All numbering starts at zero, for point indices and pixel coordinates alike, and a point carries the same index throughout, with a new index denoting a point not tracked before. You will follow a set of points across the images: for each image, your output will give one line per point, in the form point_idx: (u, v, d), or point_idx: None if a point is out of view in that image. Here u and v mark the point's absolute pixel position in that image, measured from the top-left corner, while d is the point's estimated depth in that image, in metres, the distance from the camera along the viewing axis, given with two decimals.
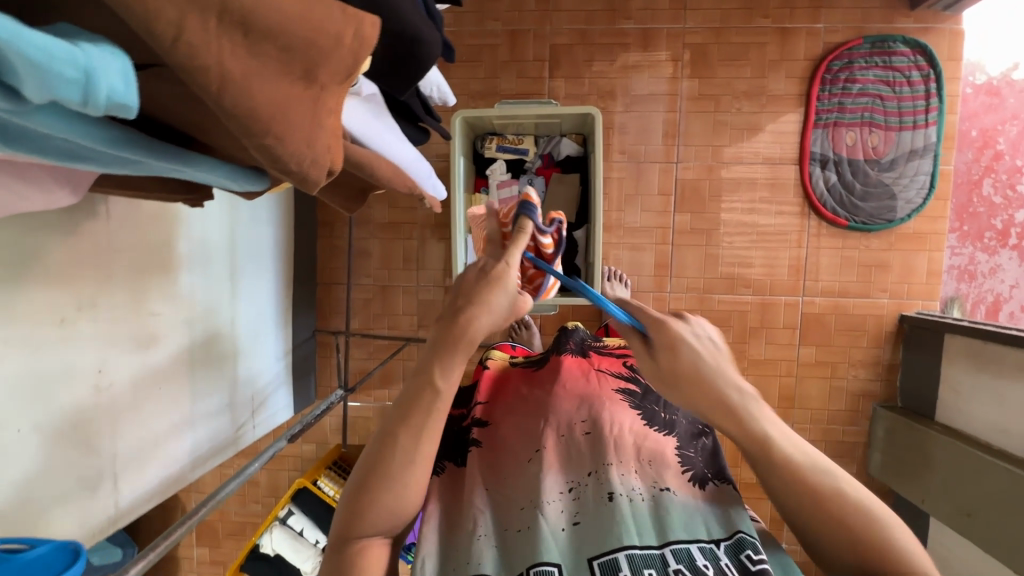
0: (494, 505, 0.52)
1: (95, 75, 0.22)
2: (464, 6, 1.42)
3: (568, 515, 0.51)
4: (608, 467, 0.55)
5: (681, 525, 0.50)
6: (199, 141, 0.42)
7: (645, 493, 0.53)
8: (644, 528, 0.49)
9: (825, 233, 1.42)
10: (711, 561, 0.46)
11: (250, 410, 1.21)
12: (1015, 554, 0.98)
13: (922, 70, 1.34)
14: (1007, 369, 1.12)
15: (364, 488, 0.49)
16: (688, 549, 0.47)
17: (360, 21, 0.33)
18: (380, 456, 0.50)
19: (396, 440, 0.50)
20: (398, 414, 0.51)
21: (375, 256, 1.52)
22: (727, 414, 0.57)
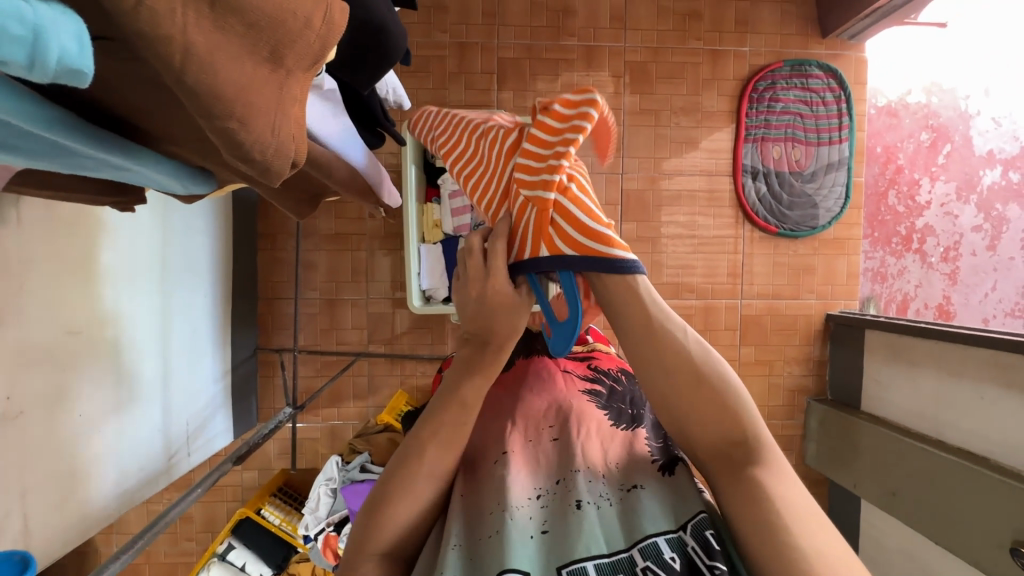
0: (464, 514, 0.50)
1: (45, 34, 0.20)
2: (412, 17, 1.42)
3: (536, 523, 0.50)
4: (575, 472, 0.53)
5: (649, 517, 0.49)
6: (145, 129, 0.39)
7: (613, 496, 0.52)
8: (613, 532, 0.48)
9: (757, 239, 1.52)
10: (678, 552, 0.45)
11: (185, 437, 1.12)
12: (941, 529, 1.07)
13: (834, 92, 1.48)
14: (919, 358, 1.24)
15: (382, 502, 0.48)
16: (655, 543, 0.46)
17: (329, 6, 0.32)
18: (408, 462, 0.49)
19: (428, 445, 0.49)
20: (426, 428, 0.50)
21: (322, 269, 1.46)
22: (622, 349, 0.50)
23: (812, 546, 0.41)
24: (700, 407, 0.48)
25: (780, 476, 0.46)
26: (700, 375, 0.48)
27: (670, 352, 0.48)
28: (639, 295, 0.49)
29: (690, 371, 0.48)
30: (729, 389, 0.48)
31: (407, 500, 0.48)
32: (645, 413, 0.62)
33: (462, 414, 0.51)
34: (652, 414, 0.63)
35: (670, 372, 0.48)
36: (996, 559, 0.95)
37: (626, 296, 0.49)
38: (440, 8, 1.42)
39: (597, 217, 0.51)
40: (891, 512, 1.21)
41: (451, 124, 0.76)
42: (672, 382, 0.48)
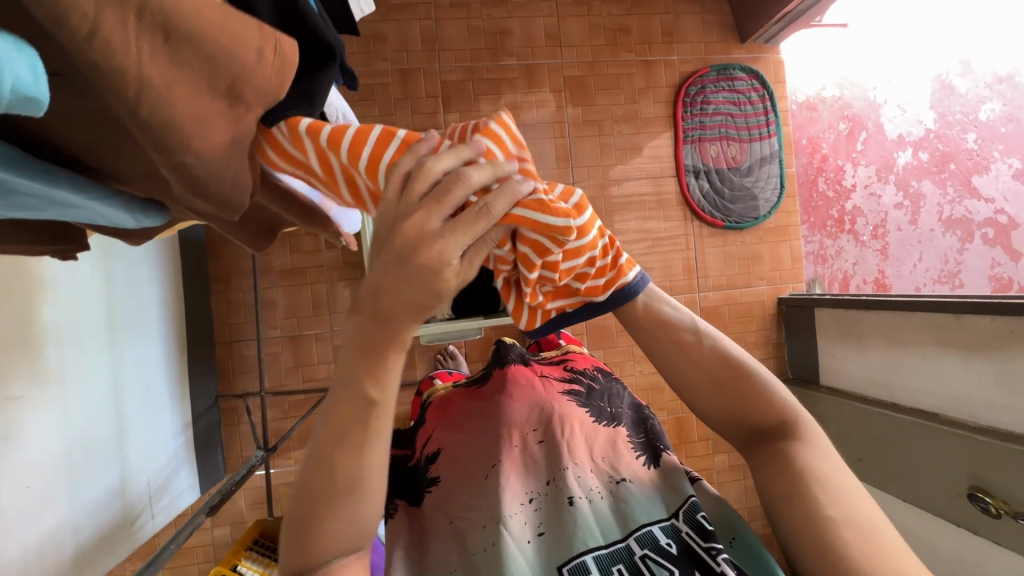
0: (461, 533, 0.50)
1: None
2: (352, 47, 1.43)
3: (532, 527, 0.50)
4: (564, 471, 0.53)
5: (642, 507, 0.49)
6: (96, 167, 0.38)
7: (603, 489, 0.52)
8: (607, 523, 0.49)
9: (706, 234, 1.59)
10: (674, 538, 0.46)
11: (147, 497, 1.05)
12: (909, 488, 1.13)
13: (759, 91, 1.58)
14: (864, 329, 1.32)
15: (309, 518, 0.42)
16: (650, 531, 0.47)
17: (279, 39, 0.32)
18: (324, 461, 0.42)
19: (342, 452, 0.42)
20: (331, 434, 0.42)
21: (282, 306, 1.42)
22: (672, 357, 0.48)
23: (839, 515, 0.42)
24: (733, 401, 0.48)
25: (817, 448, 0.47)
26: (727, 373, 0.47)
27: (688, 359, 0.48)
28: (660, 306, 0.47)
29: (721, 370, 0.47)
30: (758, 382, 0.48)
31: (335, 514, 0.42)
32: (623, 410, 0.63)
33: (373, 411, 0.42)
34: (628, 409, 0.65)
35: (689, 380, 0.48)
36: (956, 506, 1.02)
37: (644, 313, 0.47)
38: (379, 37, 1.43)
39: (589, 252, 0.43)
40: (859, 478, 1.28)
41: (275, 155, 0.42)
42: (696, 387, 0.48)
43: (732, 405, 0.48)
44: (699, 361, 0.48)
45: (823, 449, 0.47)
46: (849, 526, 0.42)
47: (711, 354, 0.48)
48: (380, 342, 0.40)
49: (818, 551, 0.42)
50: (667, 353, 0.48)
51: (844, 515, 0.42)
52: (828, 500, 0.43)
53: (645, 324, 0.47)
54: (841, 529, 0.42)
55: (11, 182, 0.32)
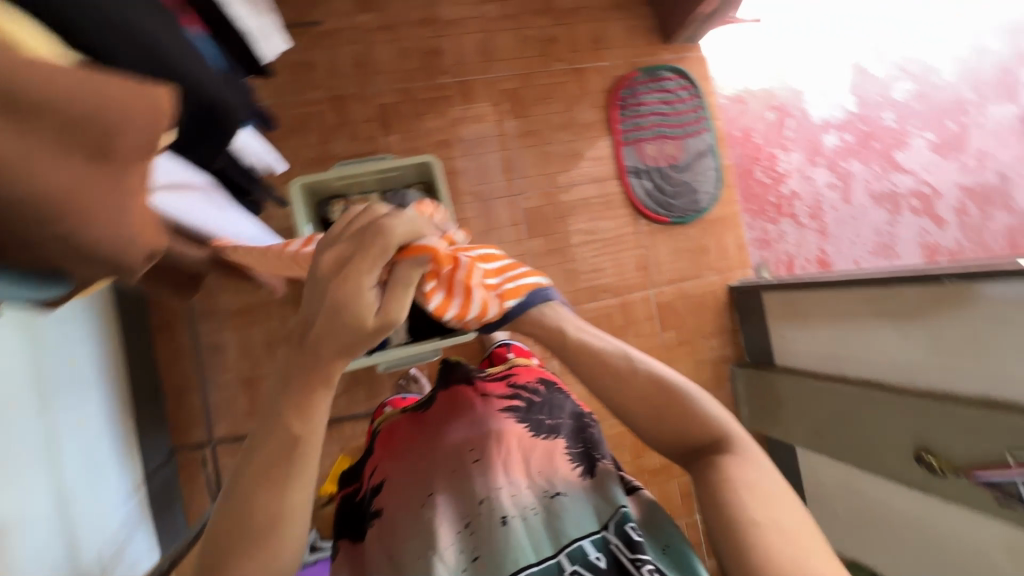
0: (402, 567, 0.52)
1: None
2: (280, 78, 1.40)
3: (467, 552, 0.51)
4: (498, 491, 0.54)
5: (574, 519, 0.51)
6: None
7: (537, 505, 0.53)
8: (539, 539, 0.51)
9: (653, 231, 1.63)
10: (603, 550, 0.49)
11: (100, 568, 0.99)
12: (864, 456, 1.18)
13: (687, 89, 1.64)
14: (809, 308, 1.38)
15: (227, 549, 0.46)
16: (580, 545, 0.49)
17: (153, 95, 0.35)
18: (245, 496, 0.47)
19: (264, 490, 0.47)
20: (254, 475, 0.47)
21: (232, 348, 1.38)
22: (603, 375, 0.54)
23: (763, 518, 0.44)
24: (665, 415, 0.52)
25: (748, 459, 0.49)
26: (662, 393, 0.53)
27: (621, 385, 0.53)
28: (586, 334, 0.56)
29: (651, 387, 0.53)
30: (688, 397, 0.53)
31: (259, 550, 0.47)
32: (563, 419, 0.62)
33: (292, 449, 0.47)
34: (569, 418, 0.64)
35: (623, 397, 0.53)
36: (907, 468, 1.07)
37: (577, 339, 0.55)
38: (308, 66, 1.42)
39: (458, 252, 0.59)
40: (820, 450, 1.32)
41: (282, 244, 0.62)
42: (632, 410, 0.53)
43: (665, 417, 0.52)
44: (631, 379, 0.53)
45: (755, 460, 0.49)
46: (769, 527, 0.43)
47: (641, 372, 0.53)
48: (304, 374, 0.48)
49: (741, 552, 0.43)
50: (599, 373, 0.54)
51: (767, 517, 0.44)
52: (752, 503, 0.45)
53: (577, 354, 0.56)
54: (756, 522, 0.44)
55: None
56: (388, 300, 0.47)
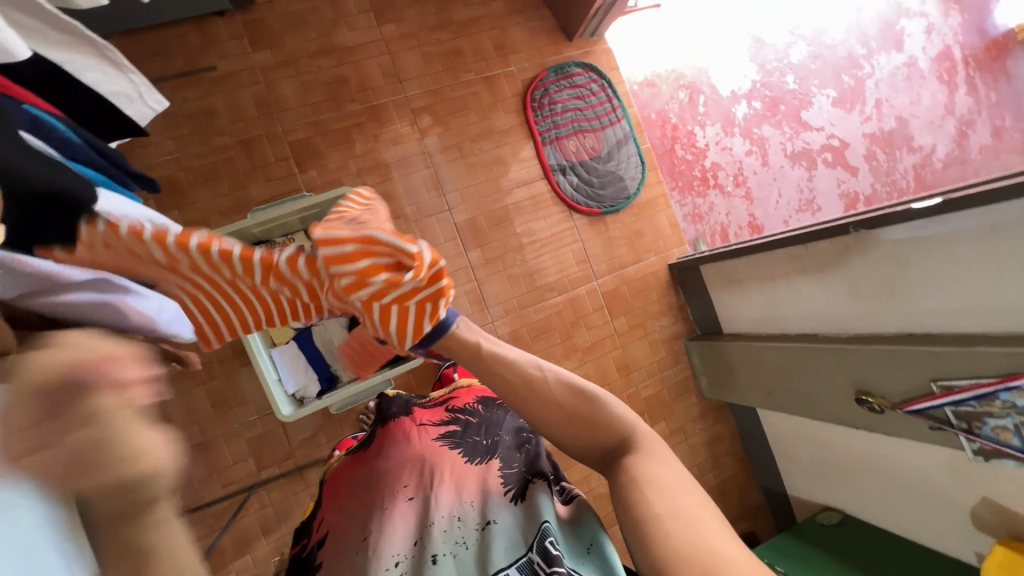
0: None
1: None
2: (180, 130, 1.35)
3: None
4: (430, 527, 0.53)
5: (503, 544, 0.50)
6: None
7: (471, 536, 0.52)
8: (467, 573, 0.49)
9: (589, 223, 1.66)
10: (526, 572, 0.47)
11: None
12: (813, 406, 1.23)
13: (597, 82, 1.68)
14: (743, 274, 1.43)
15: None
16: (507, 574, 0.48)
17: None
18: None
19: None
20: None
21: (175, 416, 1.31)
22: (523, 394, 0.57)
23: (665, 509, 0.48)
24: (577, 422, 0.57)
25: (653, 453, 0.54)
26: (573, 399, 0.57)
27: (537, 394, 0.57)
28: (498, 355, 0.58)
29: (565, 398, 0.57)
30: (598, 402, 0.57)
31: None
32: (498, 438, 0.62)
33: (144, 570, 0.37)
34: (508, 435, 0.64)
35: (539, 411, 0.57)
36: (851, 411, 1.12)
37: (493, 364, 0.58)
38: (208, 113, 1.37)
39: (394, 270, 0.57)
40: (776, 408, 1.38)
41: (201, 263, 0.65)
42: (548, 419, 0.57)
43: (578, 422, 0.56)
44: (545, 393, 0.57)
45: (660, 452, 0.54)
46: (670, 512, 0.48)
47: (556, 384, 0.57)
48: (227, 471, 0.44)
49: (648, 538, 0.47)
50: (518, 394, 0.57)
51: (671, 502, 0.49)
52: (657, 492, 0.49)
53: (489, 370, 0.57)
54: (665, 519, 0.47)
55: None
56: (138, 441, 0.37)
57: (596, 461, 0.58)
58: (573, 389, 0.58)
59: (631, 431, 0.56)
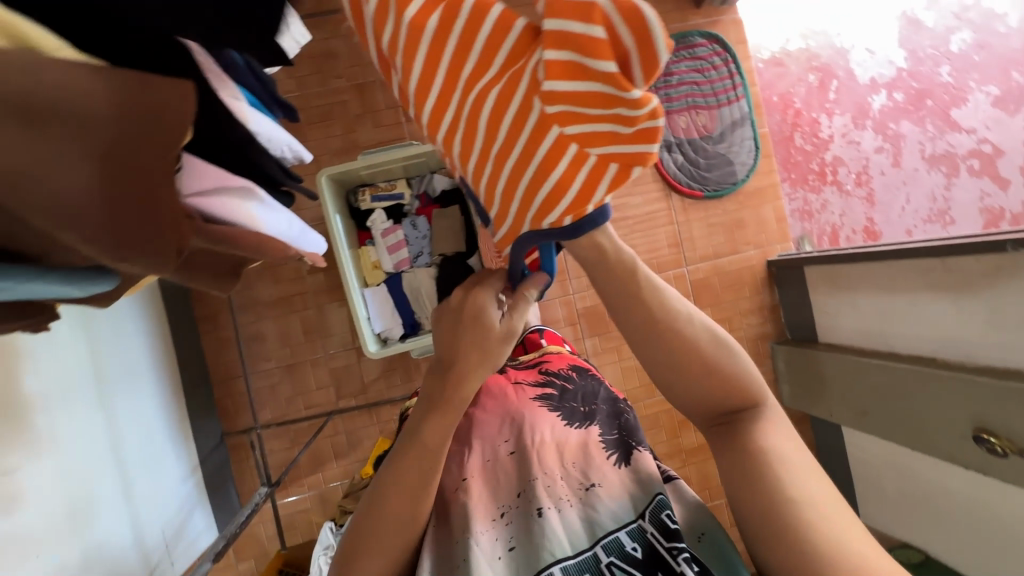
0: (433, 545, 0.53)
1: None
2: (303, 70, 1.41)
3: (502, 543, 0.52)
4: (533, 482, 0.55)
5: (610, 512, 0.52)
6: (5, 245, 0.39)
7: (573, 497, 0.54)
8: (575, 531, 0.51)
9: (688, 206, 1.58)
10: (639, 540, 0.49)
11: (164, 546, 1.07)
12: (912, 435, 1.13)
13: (720, 55, 1.56)
14: (855, 282, 1.31)
15: (357, 548, 0.50)
16: (616, 537, 0.50)
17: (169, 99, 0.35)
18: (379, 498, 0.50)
19: (401, 497, 0.50)
20: (398, 481, 0.51)
21: (273, 337, 1.43)
22: (662, 336, 0.47)
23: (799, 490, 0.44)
24: (712, 381, 0.49)
25: (776, 427, 0.49)
26: (716, 354, 0.48)
27: (681, 344, 0.47)
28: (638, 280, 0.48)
29: (703, 351, 0.48)
30: (737, 362, 0.49)
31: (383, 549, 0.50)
32: (596, 406, 0.65)
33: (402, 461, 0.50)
34: (604, 404, 0.66)
35: (671, 353, 0.47)
36: (961, 448, 1.01)
37: (621, 283, 0.47)
38: (330, 55, 1.42)
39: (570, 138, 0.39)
40: (868, 431, 1.27)
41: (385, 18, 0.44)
42: (686, 374, 0.48)
43: (709, 380, 0.48)
44: (682, 336, 0.47)
45: (780, 427, 0.49)
46: (801, 497, 0.44)
47: (697, 332, 0.48)
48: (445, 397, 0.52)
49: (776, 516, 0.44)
50: (655, 335, 0.47)
51: (797, 481, 0.45)
52: (783, 470, 0.45)
53: (633, 301, 0.47)
54: (799, 506, 0.43)
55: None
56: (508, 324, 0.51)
57: (709, 423, 0.52)
58: (710, 337, 0.48)
59: (756, 398, 0.50)
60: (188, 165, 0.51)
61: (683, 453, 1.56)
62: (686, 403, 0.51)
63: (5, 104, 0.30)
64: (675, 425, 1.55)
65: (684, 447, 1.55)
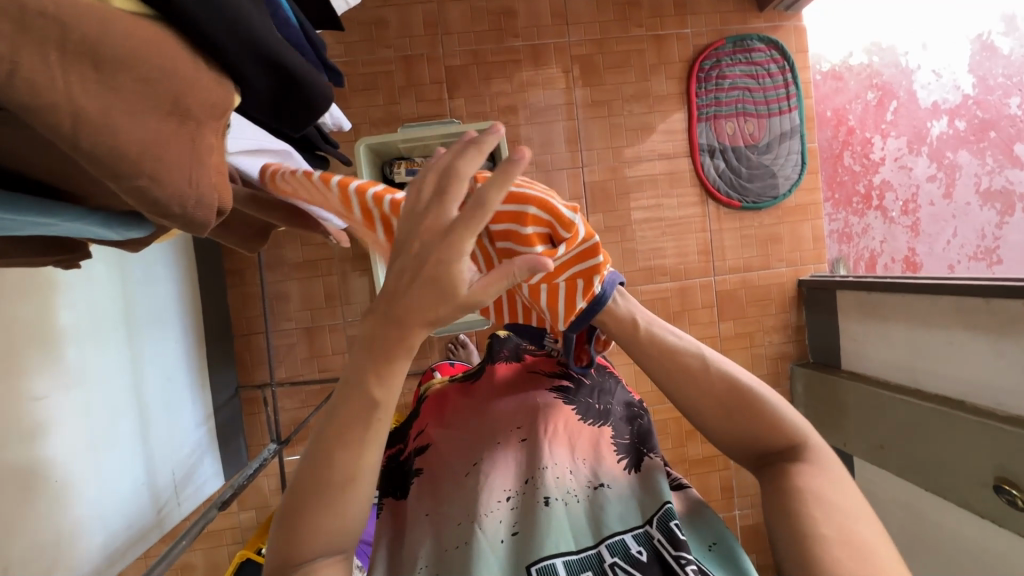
0: (435, 527, 0.53)
1: None
2: (353, 36, 1.41)
3: (506, 526, 0.52)
4: (543, 470, 0.55)
5: (618, 513, 0.52)
6: (53, 183, 0.40)
7: (581, 493, 0.54)
8: (580, 528, 0.52)
9: (723, 215, 1.55)
10: (645, 545, 0.49)
11: (173, 487, 1.10)
12: (927, 475, 1.10)
13: (778, 63, 1.50)
14: (889, 313, 1.27)
15: (299, 509, 0.41)
16: (622, 539, 0.50)
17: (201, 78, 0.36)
18: (320, 459, 0.40)
19: (338, 449, 0.40)
20: (333, 430, 0.40)
21: (295, 298, 1.45)
22: (695, 385, 0.49)
23: (837, 529, 0.42)
24: (737, 420, 0.49)
25: (821, 468, 0.46)
26: (736, 402, 0.49)
27: (694, 390, 0.49)
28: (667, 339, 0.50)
29: (728, 396, 0.49)
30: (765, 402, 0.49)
31: (328, 510, 0.41)
32: (612, 405, 0.63)
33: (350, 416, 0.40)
34: (620, 406, 0.65)
35: (700, 405, 0.49)
36: (980, 496, 0.97)
37: (653, 345, 0.49)
38: (381, 23, 1.41)
39: (526, 225, 0.43)
40: (881, 466, 1.24)
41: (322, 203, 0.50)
42: (708, 414, 0.50)
43: (731, 418, 0.49)
44: (706, 381, 0.49)
45: (825, 463, 0.47)
46: (829, 526, 0.42)
47: (727, 381, 0.49)
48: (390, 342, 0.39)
49: (798, 542, 0.42)
50: (683, 384, 0.49)
51: (835, 514, 0.43)
52: (815, 502, 0.43)
53: (653, 356, 0.50)
54: (819, 523, 0.42)
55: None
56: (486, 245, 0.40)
57: (746, 460, 0.51)
58: (731, 382, 0.49)
59: (793, 430, 0.49)
60: (231, 124, 0.51)
61: (686, 463, 1.55)
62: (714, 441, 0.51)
63: (71, 51, 0.29)
64: (682, 433, 1.54)
65: (689, 457, 1.53)
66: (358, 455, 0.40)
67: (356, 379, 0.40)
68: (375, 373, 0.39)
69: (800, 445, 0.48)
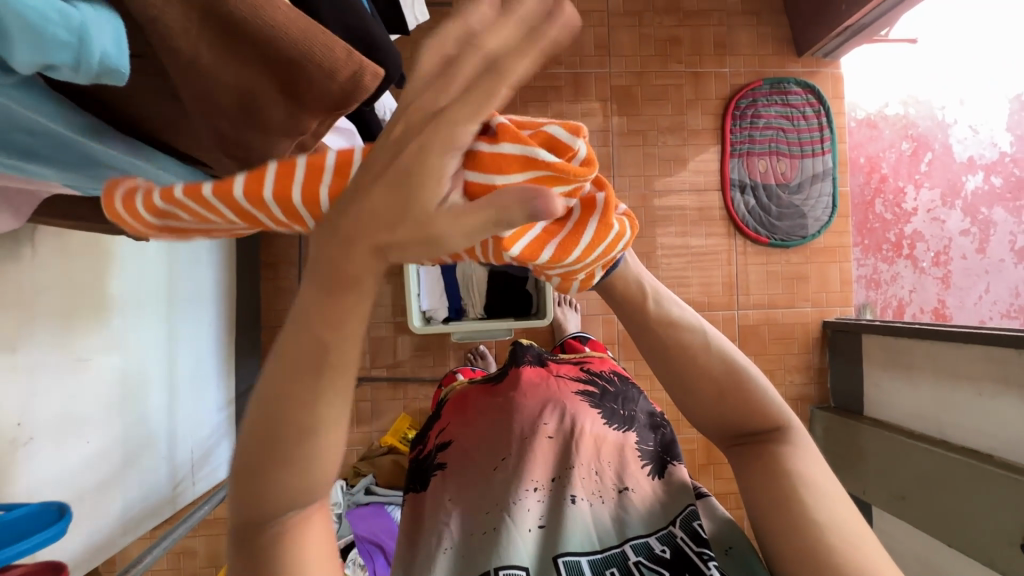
0: (464, 514, 0.54)
1: (88, 35, 0.27)
2: (406, 53, 1.48)
3: (534, 518, 0.53)
4: (571, 470, 0.57)
5: (643, 517, 0.53)
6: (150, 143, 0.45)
7: (606, 495, 0.55)
8: (605, 528, 0.52)
9: (750, 250, 1.56)
10: (669, 544, 0.49)
11: (190, 467, 1.13)
12: (950, 529, 1.06)
13: (813, 107, 1.53)
14: (916, 360, 1.25)
15: (256, 466, 0.31)
16: (646, 541, 0.50)
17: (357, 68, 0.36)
18: (275, 410, 0.30)
19: (296, 392, 0.29)
20: (289, 368, 0.29)
21: None
22: (688, 359, 0.46)
23: (830, 518, 0.44)
24: (727, 400, 0.47)
25: (801, 453, 0.47)
26: (730, 381, 0.47)
27: (692, 368, 0.46)
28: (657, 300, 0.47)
29: (718, 374, 0.46)
30: (753, 383, 0.47)
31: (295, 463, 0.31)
32: (635, 411, 0.65)
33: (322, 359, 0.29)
34: (642, 413, 0.67)
35: (694, 381, 0.47)
36: (1006, 556, 0.93)
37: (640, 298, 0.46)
38: None
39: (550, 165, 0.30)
40: (900, 517, 1.20)
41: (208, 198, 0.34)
42: (697, 393, 0.47)
43: (720, 400, 0.47)
44: (696, 355, 0.46)
45: (809, 447, 0.48)
46: (824, 516, 0.44)
47: (721, 355, 0.47)
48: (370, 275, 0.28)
49: (786, 526, 0.44)
50: (676, 358, 0.47)
51: (821, 499, 0.45)
52: (807, 486, 0.45)
53: (659, 326, 0.46)
54: (814, 512, 0.44)
55: (63, 135, 0.40)
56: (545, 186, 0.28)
57: (723, 441, 0.50)
58: (721, 358, 0.47)
59: (776, 412, 0.48)
60: None
61: None
62: (693, 419, 0.50)
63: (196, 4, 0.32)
64: (695, 467, 1.51)
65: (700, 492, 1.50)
66: (330, 399, 0.30)
67: (303, 319, 0.28)
68: (347, 308, 0.28)
69: (780, 427, 0.48)
